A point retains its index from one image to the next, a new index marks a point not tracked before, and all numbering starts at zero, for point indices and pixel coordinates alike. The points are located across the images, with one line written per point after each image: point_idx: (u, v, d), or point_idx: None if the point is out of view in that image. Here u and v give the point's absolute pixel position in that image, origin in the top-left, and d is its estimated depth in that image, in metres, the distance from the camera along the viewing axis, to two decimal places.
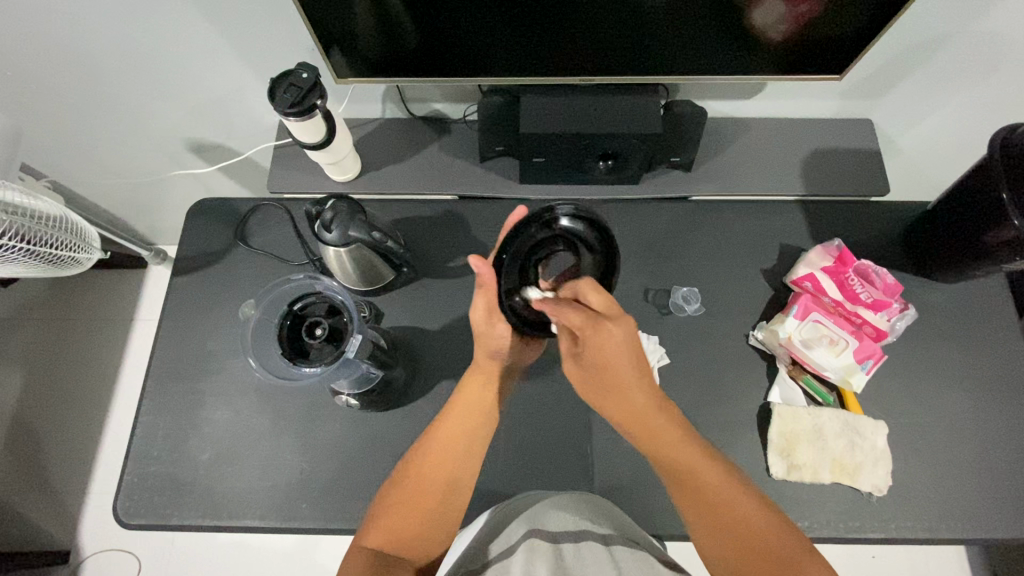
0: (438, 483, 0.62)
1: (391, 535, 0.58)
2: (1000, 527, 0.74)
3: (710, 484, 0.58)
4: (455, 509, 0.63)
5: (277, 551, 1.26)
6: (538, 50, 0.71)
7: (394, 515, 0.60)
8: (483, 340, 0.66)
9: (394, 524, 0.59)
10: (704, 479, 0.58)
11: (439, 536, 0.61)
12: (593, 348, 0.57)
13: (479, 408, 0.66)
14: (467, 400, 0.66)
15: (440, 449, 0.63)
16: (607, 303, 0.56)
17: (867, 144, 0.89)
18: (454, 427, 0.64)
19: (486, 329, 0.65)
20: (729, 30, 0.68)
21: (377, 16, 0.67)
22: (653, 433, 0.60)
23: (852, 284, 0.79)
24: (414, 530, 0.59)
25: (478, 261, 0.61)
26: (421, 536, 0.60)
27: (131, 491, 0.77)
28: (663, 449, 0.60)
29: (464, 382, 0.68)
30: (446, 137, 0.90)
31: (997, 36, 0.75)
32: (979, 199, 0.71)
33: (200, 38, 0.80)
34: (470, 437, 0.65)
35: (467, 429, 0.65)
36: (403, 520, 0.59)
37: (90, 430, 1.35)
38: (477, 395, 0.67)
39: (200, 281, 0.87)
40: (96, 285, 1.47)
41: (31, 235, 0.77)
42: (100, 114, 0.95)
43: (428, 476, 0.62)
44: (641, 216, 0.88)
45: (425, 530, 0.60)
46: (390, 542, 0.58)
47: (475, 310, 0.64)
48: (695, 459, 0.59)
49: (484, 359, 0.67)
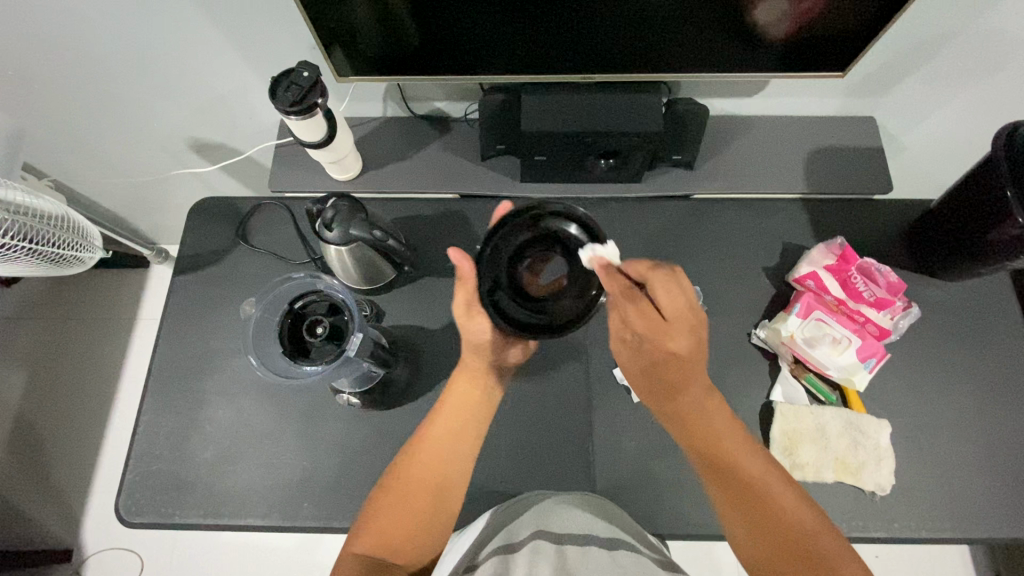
0: (429, 485, 0.62)
1: (382, 538, 0.58)
2: (1004, 526, 0.73)
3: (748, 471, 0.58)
4: (445, 513, 0.62)
5: (279, 549, 1.26)
6: (538, 47, 0.71)
7: (385, 519, 0.59)
8: (464, 334, 0.67)
9: (385, 525, 0.59)
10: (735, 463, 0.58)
11: (430, 539, 0.60)
12: (657, 351, 0.60)
13: (468, 408, 0.66)
14: (454, 400, 0.66)
15: (430, 450, 0.63)
16: (679, 310, 0.58)
17: (871, 141, 0.89)
18: (444, 426, 0.65)
19: (465, 319, 0.66)
20: (733, 27, 0.68)
21: (378, 14, 0.67)
22: (700, 415, 0.61)
23: (856, 282, 0.78)
24: (405, 532, 0.59)
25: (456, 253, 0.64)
26: (413, 540, 0.59)
27: (133, 488, 0.77)
28: (702, 427, 0.61)
29: (452, 381, 0.68)
30: (448, 136, 0.90)
31: (1002, 34, 0.74)
32: (983, 197, 0.71)
33: (201, 37, 0.79)
34: (459, 437, 0.65)
35: (453, 432, 0.65)
36: (395, 522, 0.59)
37: (93, 429, 1.35)
38: (463, 395, 0.67)
39: (202, 280, 0.87)
40: (98, 284, 1.47)
41: (35, 234, 0.77)
42: (103, 113, 0.95)
43: (417, 478, 0.62)
44: (643, 214, 0.88)
45: (416, 533, 0.59)
46: (382, 545, 0.57)
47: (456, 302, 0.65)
48: (727, 435, 0.60)
49: (468, 355, 0.68)
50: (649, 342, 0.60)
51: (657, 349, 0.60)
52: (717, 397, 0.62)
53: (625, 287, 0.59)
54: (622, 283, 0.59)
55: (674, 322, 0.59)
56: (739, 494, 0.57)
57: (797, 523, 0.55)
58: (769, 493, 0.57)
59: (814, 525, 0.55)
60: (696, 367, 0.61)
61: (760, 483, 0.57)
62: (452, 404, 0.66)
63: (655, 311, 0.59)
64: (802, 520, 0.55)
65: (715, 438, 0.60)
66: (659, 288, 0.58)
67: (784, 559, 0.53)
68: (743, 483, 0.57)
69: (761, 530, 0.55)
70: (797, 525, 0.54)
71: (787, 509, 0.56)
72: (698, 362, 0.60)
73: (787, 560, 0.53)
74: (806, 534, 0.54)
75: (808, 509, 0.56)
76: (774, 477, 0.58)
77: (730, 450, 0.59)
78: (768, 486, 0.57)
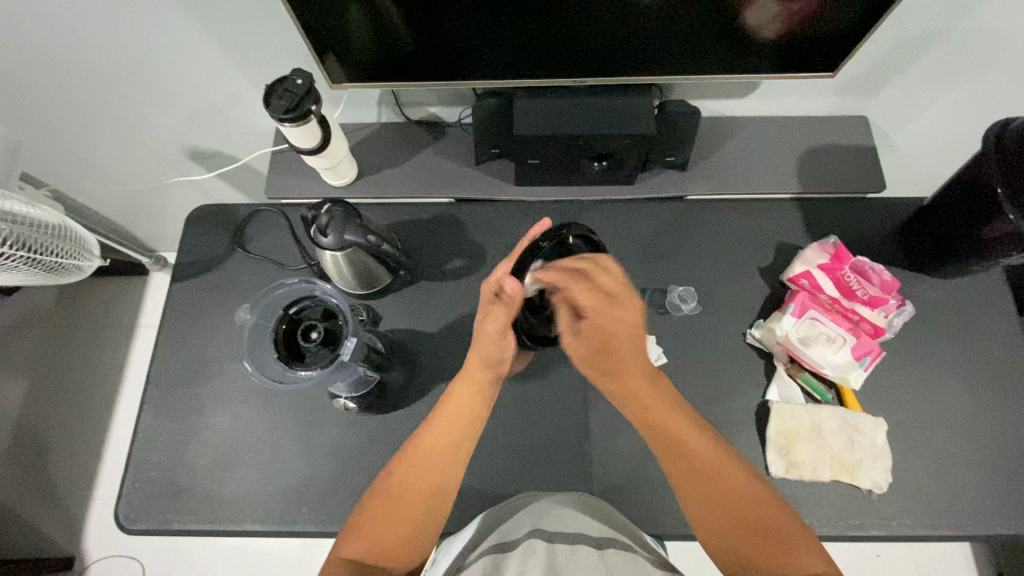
0: (424, 495, 0.61)
1: (370, 547, 0.57)
2: (1002, 521, 0.73)
3: (699, 449, 0.60)
4: (437, 519, 0.61)
5: (281, 555, 1.26)
6: (532, 52, 0.71)
7: (376, 528, 0.58)
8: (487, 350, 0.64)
9: (377, 535, 0.58)
10: (688, 443, 0.60)
11: (420, 545, 0.60)
12: (603, 327, 0.60)
13: (465, 419, 0.64)
14: (450, 410, 0.64)
15: (423, 462, 0.62)
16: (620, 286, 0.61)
17: (863, 140, 0.89)
18: (440, 436, 0.63)
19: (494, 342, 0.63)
20: (723, 30, 0.69)
21: (371, 21, 0.67)
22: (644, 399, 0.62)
23: (850, 281, 0.80)
24: (397, 540, 0.58)
25: (512, 283, 0.60)
26: (405, 548, 0.59)
27: (131, 496, 0.78)
28: (644, 408, 0.62)
29: (452, 386, 0.66)
30: (442, 141, 0.91)
31: (991, 32, 0.75)
32: (975, 194, 0.71)
33: (196, 47, 0.80)
34: (453, 446, 0.63)
35: (449, 443, 0.63)
36: (388, 531, 0.58)
37: (94, 437, 1.36)
38: (462, 406, 0.64)
39: (200, 286, 0.88)
40: (97, 292, 1.48)
41: (33, 243, 0.77)
42: (101, 123, 0.96)
43: (410, 489, 0.61)
44: (637, 215, 0.89)
45: (409, 541, 0.59)
46: (373, 554, 0.57)
47: (493, 325, 0.62)
48: (671, 416, 0.61)
49: (475, 365, 0.65)
50: (600, 322, 0.60)
51: (607, 325, 0.60)
52: (662, 378, 0.64)
53: (573, 274, 0.59)
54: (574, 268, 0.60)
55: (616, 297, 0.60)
56: (691, 467, 0.60)
57: (752, 497, 0.58)
58: (721, 468, 0.59)
59: (768, 499, 0.59)
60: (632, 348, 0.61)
61: (714, 459, 0.60)
62: (450, 411, 0.64)
63: (601, 296, 0.59)
64: (755, 496, 0.59)
65: (663, 417, 0.61)
66: (598, 269, 0.60)
67: (736, 531, 0.57)
68: (696, 459, 0.60)
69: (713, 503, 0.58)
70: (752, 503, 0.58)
71: (740, 486, 0.59)
72: (633, 344, 0.61)
73: (733, 528, 0.57)
74: (756, 507, 0.58)
75: (763, 485, 0.60)
76: (726, 458, 0.60)
77: (679, 428, 0.61)
78: (722, 466, 0.60)
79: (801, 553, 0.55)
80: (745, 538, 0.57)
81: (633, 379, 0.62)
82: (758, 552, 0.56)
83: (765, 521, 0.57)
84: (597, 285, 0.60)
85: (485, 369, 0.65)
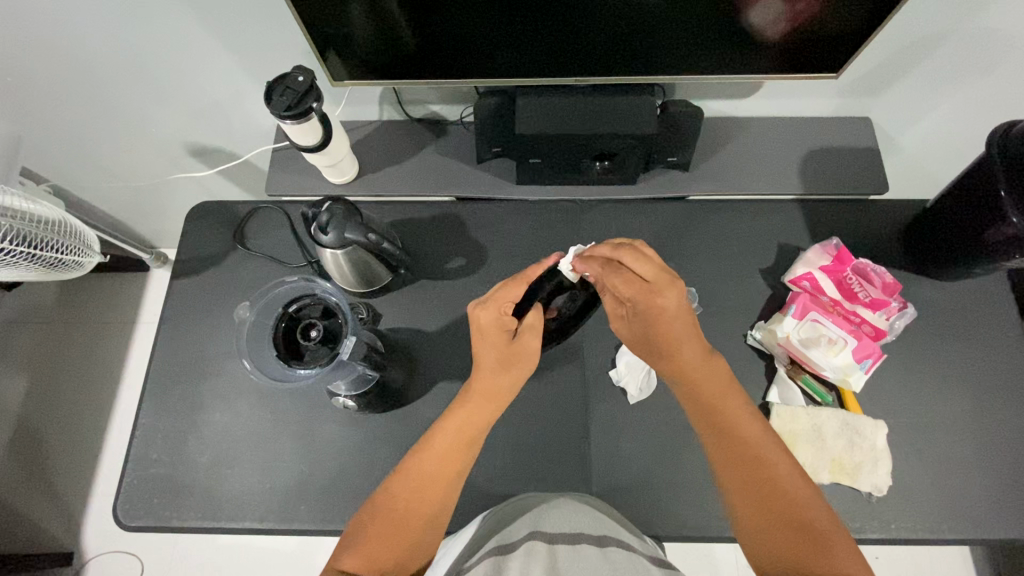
0: (425, 510, 0.59)
1: (369, 558, 0.55)
2: (1003, 526, 0.73)
3: (747, 437, 0.59)
4: (434, 535, 0.60)
5: (280, 551, 1.26)
6: (534, 49, 0.71)
7: (375, 539, 0.57)
8: (516, 366, 0.65)
9: (378, 547, 0.56)
10: (735, 427, 0.59)
11: (418, 559, 0.58)
12: (644, 314, 0.62)
13: (469, 433, 0.63)
14: (452, 426, 0.63)
15: (426, 475, 0.60)
16: (657, 272, 0.62)
17: (865, 142, 0.89)
18: (444, 450, 0.61)
19: (516, 365, 0.65)
20: (726, 31, 0.68)
21: (372, 19, 0.67)
22: (697, 379, 0.61)
23: (851, 284, 0.80)
24: (397, 555, 0.57)
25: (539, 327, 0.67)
26: (402, 563, 0.57)
27: (130, 493, 0.77)
28: (702, 389, 0.61)
29: (456, 404, 0.64)
30: (444, 139, 0.91)
31: (997, 34, 0.74)
32: (979, 197, 0.71)
33: (197, 43, 0.80)
34: (455, 463, 0.62)
35: (451, 458, 0.61)
36: (387, 544, 0.56)
37: (93, 432, 1.36)
38: (468, 422, 0.63)
39: (200, 283, 0.88)
40: (98, 288, 1.48)
41: (33, 239, 0.77)
42: (102, 119, 0.96)
43: (411, 505, 0.59)
44: (638, 215, 0.89)
45: (409, 554, 0.57)
46: (371, 569, 0.55)
47: (526, 353, 0.65)
48: (721, 399, 0.61)
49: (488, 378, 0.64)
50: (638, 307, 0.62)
51: (647, 310, 0.62)
52: (717, 358, 0.63)
53: (609, 263, 0.65)
54: (602, 261, 0.65)
55: (656, 282, 0.62)
56: (737, 456, 0.58)
57: (796, 492, 0.56)
58: (769, 458, 0.58)
59: (807, 491, 0.56)
60: (683, 328, 0.61)
61: (761, 450, 0.58)
62: (453, 426, 0.63)
63: (639, 280, 0.62)
64: (796, 484, 0.56)
65: (717, 399, 0.61)
66: (634, 256, 0.63)
67: (778, 525, 0.55)
68: (743, 446, 0.58)
69: (760, 499, 0.56)
70: (792, 491, 0.56)
71: (783, 473, 0.57)
72: (688, 332, 0.61)
73: (779, 523, 0.55)
74: (803, 502, 0.55)
75: (802, 475, 0.57)
76: (773, 446, 0.59)
77: (731, 413, 0.60)
78: (767, 451, 0.58)
79: (846, 555, 0.51)
80: (792, 533, 0.54)
81: (686, 357, 0.61)
82: (801, 550, 0.53)
83: (811, 517, 0.54)
84: (631, 275, 0.63)
85: (501, 378, 0.64)
